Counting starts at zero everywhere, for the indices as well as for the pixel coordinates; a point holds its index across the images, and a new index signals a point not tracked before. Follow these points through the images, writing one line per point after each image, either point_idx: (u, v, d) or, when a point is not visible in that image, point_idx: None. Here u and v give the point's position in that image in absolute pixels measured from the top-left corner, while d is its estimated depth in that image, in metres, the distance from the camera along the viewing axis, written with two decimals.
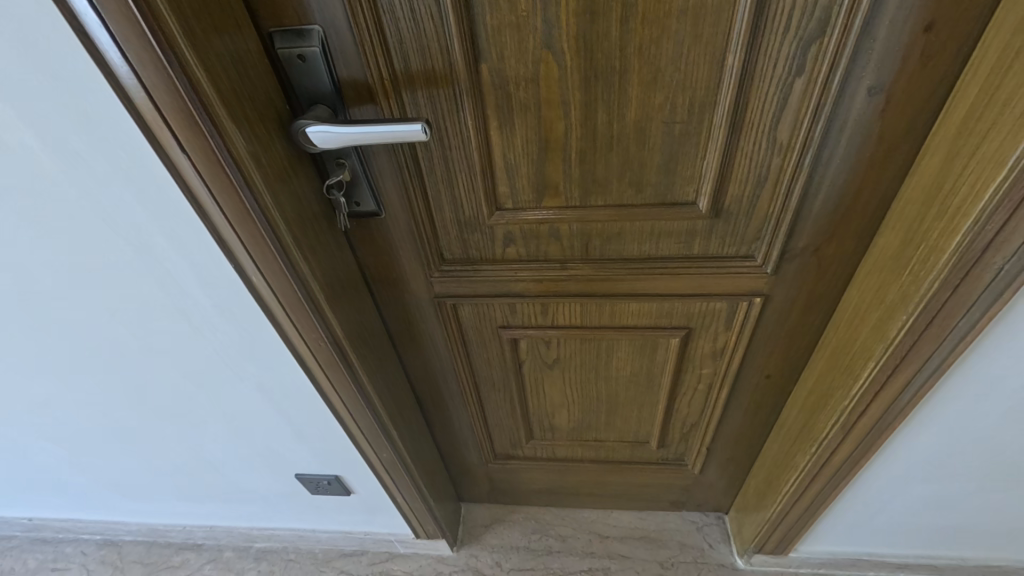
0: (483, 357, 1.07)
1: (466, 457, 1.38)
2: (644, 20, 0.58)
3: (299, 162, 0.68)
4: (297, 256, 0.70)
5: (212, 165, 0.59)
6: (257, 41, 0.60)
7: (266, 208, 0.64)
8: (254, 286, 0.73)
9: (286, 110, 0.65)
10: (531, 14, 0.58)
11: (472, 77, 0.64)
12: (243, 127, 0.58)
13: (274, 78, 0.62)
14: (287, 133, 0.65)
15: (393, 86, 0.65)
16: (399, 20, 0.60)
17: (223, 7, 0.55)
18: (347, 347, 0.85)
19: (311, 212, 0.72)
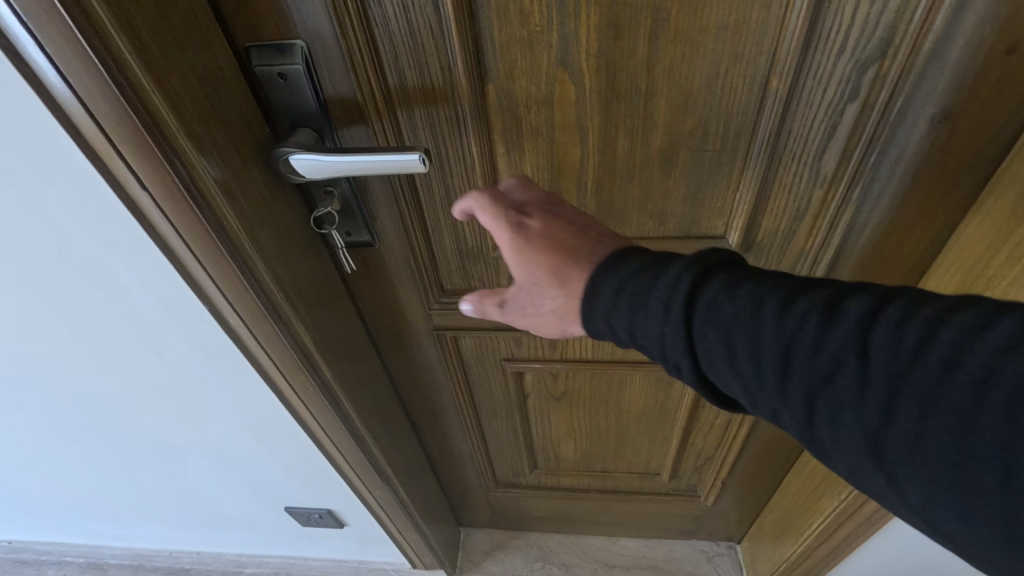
0: (485, 387, 1.00)
1: (466, 484, 1.31)
2: (676, 37, 0.50)
3: (282, 190, 0.59)
4: (276, 293, 0.62)
5: (173, 196, 0.51)
6: (229, 56, 0.52)
7: (237, 242, 0.56)
8: (227, 325, 0.65)
9: (266, 132, 0.57)
10: (546, 28, 0.51)
11: (477, 97, 0.56)
12: (211, 154, 0.50)
13: (251, 97, 0.54)
14: (267, 158, 0.57)
15: (386, 106, 0.57)
16: (394, 33, 0.52)
17: (187, 17, 0.47)
18: (336, 386, 0.77)
19: (297, 245, 0.64)
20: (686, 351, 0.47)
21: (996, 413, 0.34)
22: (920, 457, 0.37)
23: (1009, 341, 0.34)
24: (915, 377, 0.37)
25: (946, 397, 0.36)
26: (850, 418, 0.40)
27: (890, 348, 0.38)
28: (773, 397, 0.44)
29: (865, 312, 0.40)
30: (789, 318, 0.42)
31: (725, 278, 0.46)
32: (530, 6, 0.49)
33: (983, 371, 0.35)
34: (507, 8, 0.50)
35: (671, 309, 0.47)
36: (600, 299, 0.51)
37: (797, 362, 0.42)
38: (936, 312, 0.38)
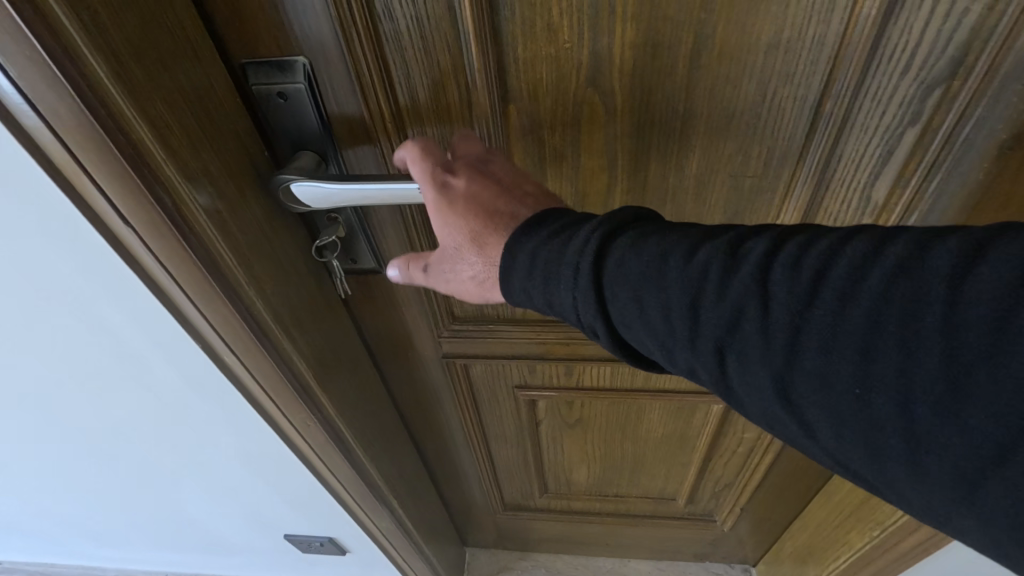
0: (495, 414, 0.95)
1: (473, 506, 1.27)
2: (721, 55, 0.45)
3: (282, 219, 0.54)
4: (278, 331, 0.55)
5: (165, 237, 0.43)
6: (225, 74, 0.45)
7: (234, 281, 0.49)
8: (226, 368, 0.58)
9: (264, 156, 0.51)
10: (576, 45, 0.46)
11: (496, 118, 0.51)
12: (206, 188, 0.44)
13: (247, 117, 0.48)
14: (265, 185, 0.51)
15: (397, 126, 0.52)
16: (406, 49, 0.47)
17: (177, 35, 0.40)
18: (340, 425, 0.71)
19: (299, 277, 0.58)
20: (596, 312, 0.43)
21: (895, 341, 0.32)
22: (828, 400, 0.34)
23: (901, 264, 0.33)
24: (815, 314, 0.34)
25: (848, 333, 0.33)
26: (761, 367, 0.36)
27: (790, 285, 0.35)
28: (686, 354, 0.40)
29: (764, 252, 0.37)
30: (695, 267, 0.39)
31: (630, 230, 0.43)
32: (559, 20, 0.44)
33: (882, 299, 0.32)
34: (534, 22, 0.45)
35: (580, 271, 0.42)
36: (517, 268, 0.46)
37: (708, 311, 0.38)
38: (832, 243, 0.35)
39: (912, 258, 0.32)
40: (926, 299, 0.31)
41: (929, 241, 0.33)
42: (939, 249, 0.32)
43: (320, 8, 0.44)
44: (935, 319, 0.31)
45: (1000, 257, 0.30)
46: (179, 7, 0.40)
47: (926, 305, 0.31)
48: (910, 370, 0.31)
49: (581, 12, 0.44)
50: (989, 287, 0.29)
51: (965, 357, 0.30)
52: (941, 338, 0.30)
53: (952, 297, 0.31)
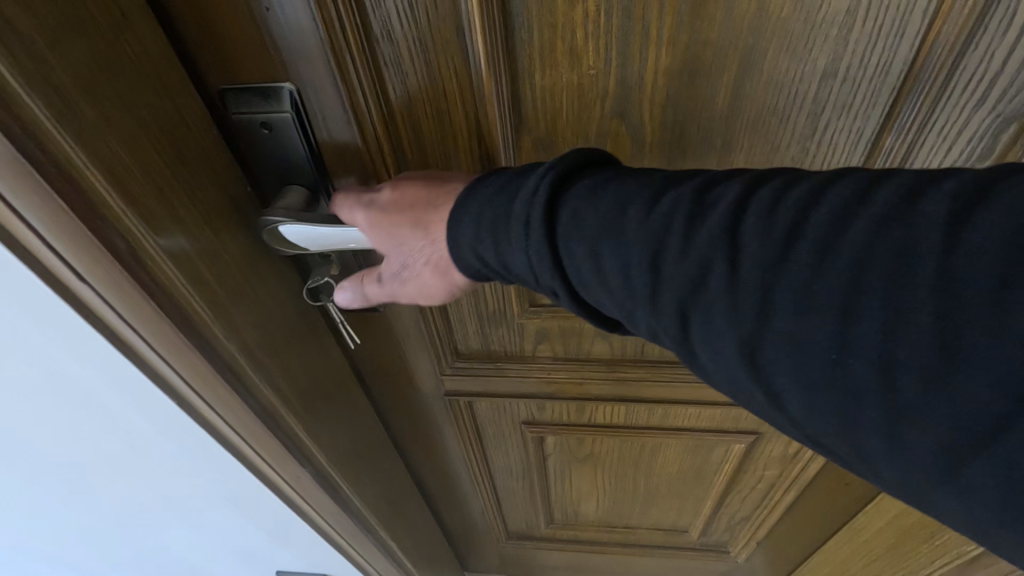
0: (500, 448, 0.89)
1: (475, 536, 1.21)
2: (769, 85, 0.39)
3: (267, 260, 0.48)
4: (266, 385, 0.49)
5: (135, 301, 0.36)
6: (196, 102, 0.39)
7: (212, 338, 0.42)
8: (225, 441, 0.50)
9: (245, 192, 0.45)
10: (603, 72, 0.40)
11: (509, 151, 0.45)
12: (174, 235, 0.37)
13: (224, 148, 0.42)
14: (247, 224, 0.45)
15: (397, 159, 0.46)
16: (408, 74, 0.41)
17: (134, 60, 0.34)
18: (338, 478, 0.64)
19: (286, 322, 0.51)
20: (549, 266, 0.35)
21: (884, 298, 0.25)
22: (803, 372, 0.27)
23: (894, 209, 0.26)
24: (792, 267, 0.28)
25: (826, 289, 0.26)
26: (724, 328, 0.29)
27: (764, 232, 0.29)
28: (644, 316, 0.33)
29: (738, 196, 0.30)
30: (657, 215, 0.32)
31: (590, 176, 0.36)
32: (584, 44, 0.38)
33: (869, 246, 0.26)
34: (555, 46, 0.39)
35: (532, 219, 0.35)
36: (461, 224, 0.39)
37: (668, 266, 0.31)
38: (816, 185, 0.29)
39: (908, 203, 0.26)
40: (920, 249, 0.25)
41: (929, 183, 0.26)
42: (940, 193, 0.25)
43: (309, 30, 0.38)
44: (929, 272, 0.24)
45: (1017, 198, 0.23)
46: (137, 24, 0.34)
47: (918, 254, 0.25)
48: (898, 333, 0.25)
49: (609, 36, 0.38)
50: (998, 233, 0.23)
51: (964, 318, 0.23)
52: (935, 296, 0.24)
53: (949, 246, 0.24)
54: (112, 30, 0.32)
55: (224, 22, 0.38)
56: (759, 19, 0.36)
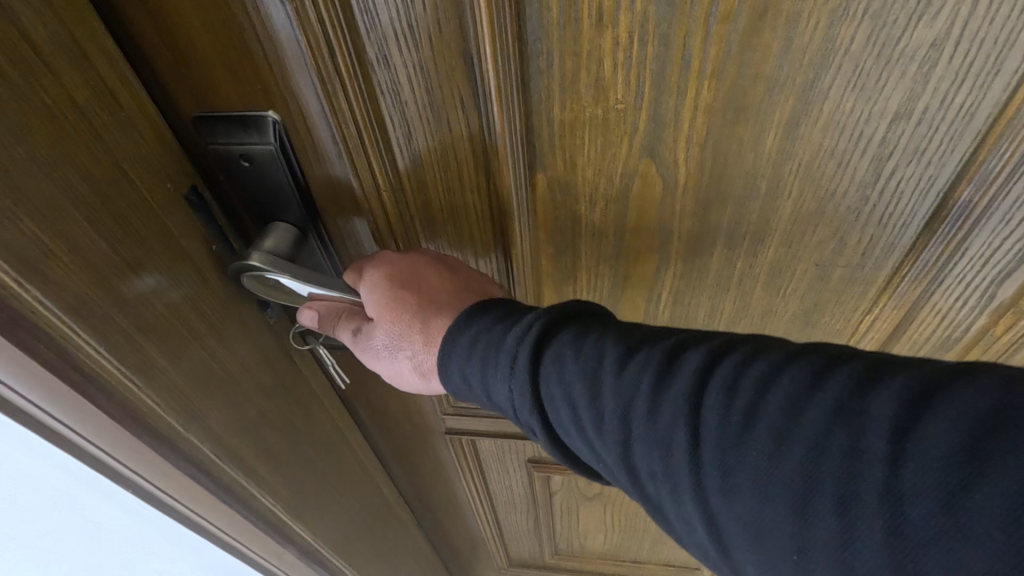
0: (504, 483, 0.84)
1: (476, 563, 1.16)
2: (827, 127, 0.34)
3: (242, 328, 0.40)
4: (241, 472, 0.42)
5: (64, 396, 0.29)
6: (149, 154, 0.32)
7: (167, 432, 0.35)
8: (194, 524, 0.42)
9: (206, 250, 0.36)
10: (632, 108, 0.34)
11: (521, 192, 0.40)
12: (111, 322, 0.30)
13: (179, 205, 0.34)
14: (212, 289, 0.37)
15: (395, 198, 0.41)
16: (408, 105, 0.36)
17: (54, 112, 0.26)
18: (325, 550, 0.57)
19: (271, 386, 0.44)
20: (532, 412, 0.35)
21: (835, 502, 0.24)
22: (765, 563, 0.26)
23: (844, 402, 0.25)
24: (747, 454, 0.26)
25: (780, 483, 0.25)
26: (690, 508, 0.28)
27: (722, 412, 0.27)
28: (616, 475, 0.32)
29: (700, 365, 0.29)
30: (626, 378, 0.31)
31: (574, 324, 0.35)
32: (612, 76, 0.33)
33: (820, 446, 0.24)
34: (578, 77, 0.33)
35: (517, 362, 0.35)
36: (455, 350, 0.38)
37: (636, 434, 0.30)
38: (771, 363, 0.28)
39: (856, 394, 0.25)
40: (868, 455, 0.23)
41: (881, 372, 0.25)
42: (886, 390, 0.24)
43: (293, 57, 0.33)
44: (879, 486, 0.23)
45: (965, 411, 0.22)
46: (56, 65, 0.26)
47: (867, 461, 0.23)
48: (853, 547, 0.23)
49: (643, 66, 0.32)
50: (941, 448, 0.22)
51: (917, 536, 0.22)
52: (886, 514, 0.22)
53: (896, 455, 0.23)
54: (25, 83, 0.25)
55: (191, 45, 0.32)
56: (822, 52, 0.30)
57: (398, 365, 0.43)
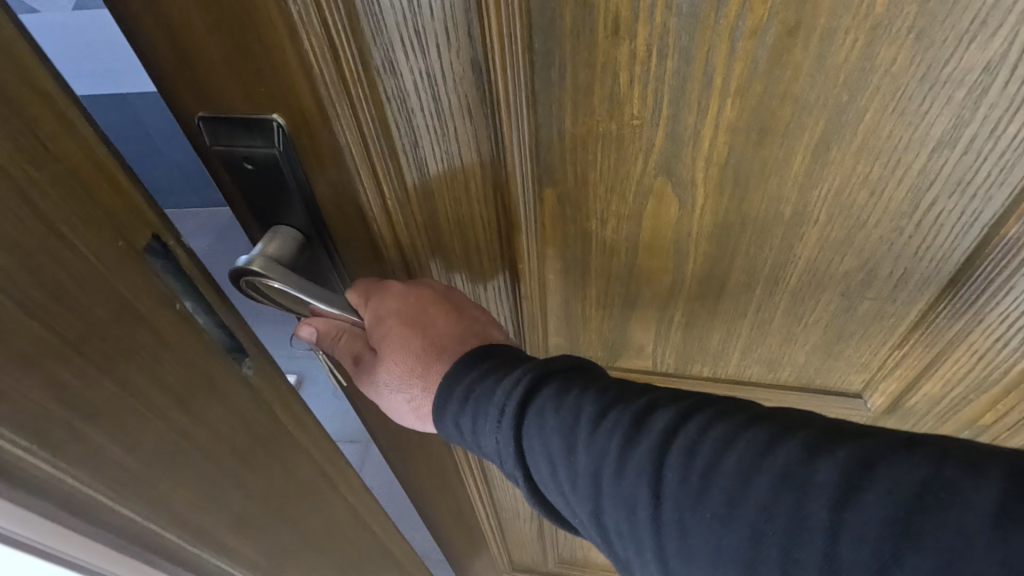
0: (508, 490, 0.82)
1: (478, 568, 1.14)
2: (862, 153, 0.31)
3: (219, 398, 0.32)
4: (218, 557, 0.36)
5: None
6: (103, 203, 0.24)
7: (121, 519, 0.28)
8: None
9: (172, 314, 0.28)
10: (648, 125, 0.32)
11: (528, 205, 0.38)
12: (38, 413, 0.23)
13: (134, 262, 0.26)
14: (181, 359, 0.29)
15: (399, 207, 0.39)
16: (416, 113, 0.34)
17: None
18: None
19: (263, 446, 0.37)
20: (514, 463, 0.36)
21: (778, 568, 0.25)
22: None
23: (792, 471, 0.26)
24: (703, 518, 0.27)
25: (730, 546, 0.26)
26: (653, 566, 0.30)
27: (682, 473, 0.29)
28: (588, 528, 0.33)
29: (666, 427, 0.30)
30: (598, 437, 0.32)
31: (558, 379, 0.35)
32: (627, 91, 0.31)
33: (768, 512, 0.26)
34: (591, 91, 0.31)
35: (504, 416, 0.35)
36: (450, 399, 0.38)
37: (606, 493, 0.31)
38: (729, 429, 0.29)
39: (804, 462, 0.26)
40: (811, 525, 0.25)
41: (827, 441, 0.27)
42: (830, 461, 0.26)
43: (292, 55, 0.31)
44: (817, 554, 0.24)
45: (900, 484, 0.24)
46: None
47: (809, 530, 0.25)
48: None
49: (661, 82, 0.30)
50: (875, 521, 0.23)
51: None
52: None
53: (835, 526, 0.24)
54: None
55: (190, 46, 0.31)
56: (859, 74, 0.28)
57: (393, 404, 0.43)
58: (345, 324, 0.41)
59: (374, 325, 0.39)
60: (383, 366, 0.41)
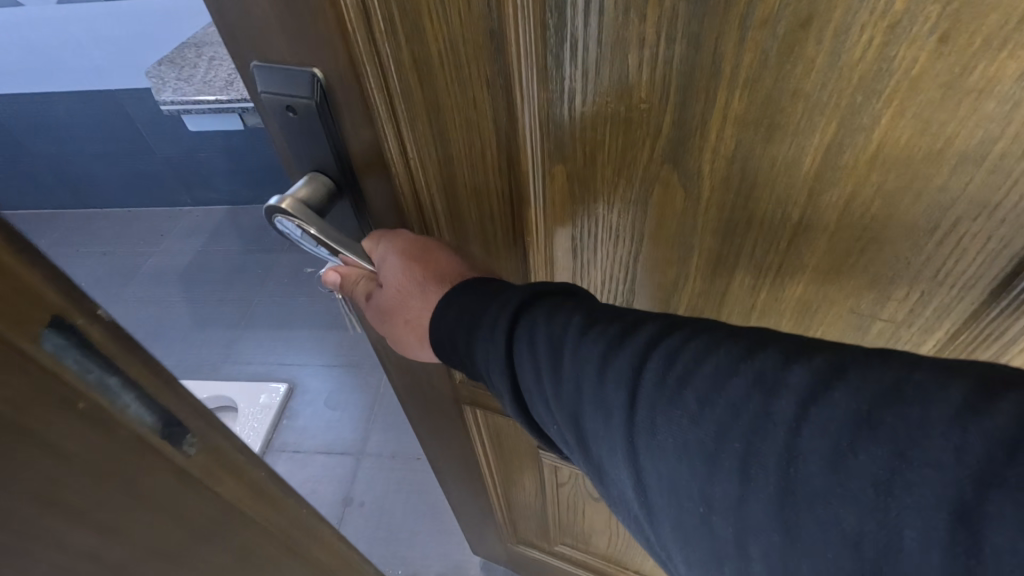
0: (514, 468, 0.83)
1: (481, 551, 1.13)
2: (875, 164, 0.30)
3: (146, 488, 0.28)
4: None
5: None
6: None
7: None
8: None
9: (75, 416, 0.23)
10: (656, 108, 0.32)
11: (538, 179, 0.39)
12: None
13: (25, 363, 0.21)
14: (90, 460, 0.24)
15: (421, 168, 0.41)
16: (438, 77, 0.35)
17: None
18: None
19: (210, 514, 0.33)
20: (503, 371, 0.38)
21: (738, 461, 0.26)
22: (675, 514, 0.29)
23: (764, 373, 0.27)
24: (673, 418, 0.28)
25: (693, 437, 0.28)
26: (623, 463, 0.31)
27: (658, 377, 0.30)
28: (567, 432, 0.35)
29: (648, 339, 0.31)
30: (583, 346, 0.33)
31: (549, 302, 0.37)
32: (636, 72, 0.31)
33: (735, 410, 0.27)
34: (602, 70, 0.32)
35: (497, 325, 0.37)
36: (448, 309, 0.40)
37: (587, 393, 0.33)
38: (710, 340, 0.30)
39: (778, 366, 0.27)
40: (775, 417, 0.25)
41: (803, 349, 0.27)
42: (805, 365, 0.26)
43: (332, 12, 0.33)
44: (779, 443, 0.25)
45: (868, 383, 0.24)
46: None
47: (773, 423, 0.25)
48: (746, 501, 0.26)
49: (668, 67, 0.30)
50: (843, 412, 0.24)
51: (803, 488, 0.24)
52: (780, 469, 0.25)
53: (799, 419, 0.25)
54: None
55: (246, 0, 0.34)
56: (876, 74, 0.26)
57: (395, 330, 0.45)
58: (363, 271, 0.45)
59: (380, 260, 0.43)
60: (388, 295, 0.43)
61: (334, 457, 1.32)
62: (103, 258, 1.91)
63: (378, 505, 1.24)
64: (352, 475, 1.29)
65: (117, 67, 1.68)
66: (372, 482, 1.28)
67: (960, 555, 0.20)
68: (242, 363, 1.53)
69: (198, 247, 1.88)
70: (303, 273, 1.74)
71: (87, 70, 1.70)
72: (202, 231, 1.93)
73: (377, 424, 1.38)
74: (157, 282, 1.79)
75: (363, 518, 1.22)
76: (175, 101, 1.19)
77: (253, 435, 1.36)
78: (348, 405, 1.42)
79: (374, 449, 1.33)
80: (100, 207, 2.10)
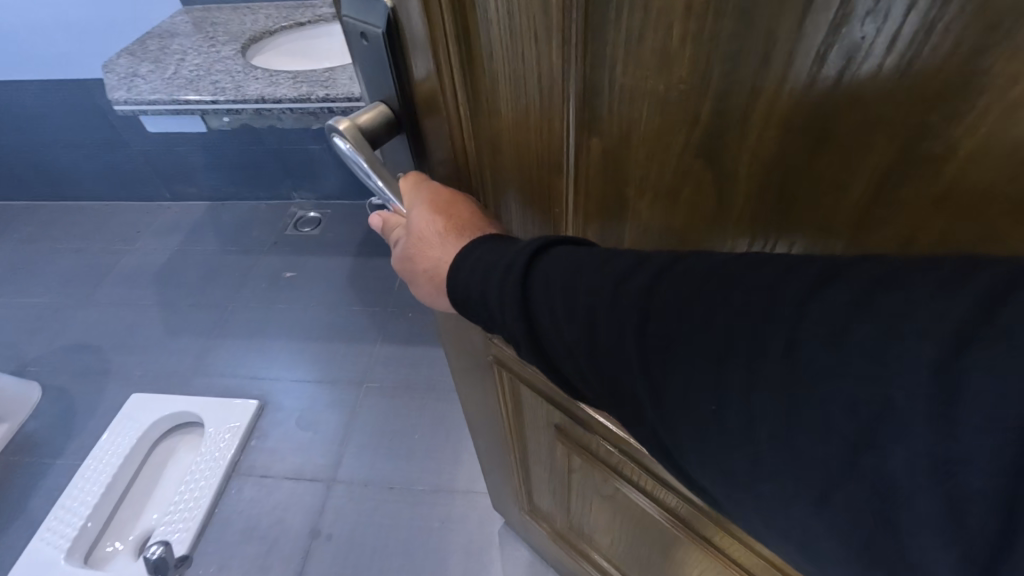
0: (534, 441, 0.81)
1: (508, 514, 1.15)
2: (942, 207, 0.26)
3: None
4: None
5: None
6: None
7: None
8: None
9: None
10: (696, 89, 0.30)
11: (571, 150, 0.37)
12: None
13: None
14: None
15: (475, 114, 0.40)
16: (491, 24, 0.34)
17: None
18: None
19: None
20: (517, 314, 0.36)
21: (744, 356, 0.27)
22: (692, 417, 0.29)
23: (768, 276, 0.27)
24: (682, 326, 0.29)
25: (698, 337, 0.29)
26: (634, 375, 0.31)
27: (670, 293, 0.30)
28: (582, 360, 0.34)
29: (667, 260, 0.32)
30: (600, 269, 0.34)
31: (566, 246, 0.37)
32: (679, 47, 0.29)
33: (744, 309, 0.27)
34: (644, 38, 0.30)
35: (511, 272, 0.37)
36: (461, 267, 0.39)
37: (602, 317, 0.33)
38: (717, 259, 0.30)
39: (782, 269, 0.27)
40: (775, 316, 0.26)
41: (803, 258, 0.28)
42: (803, 270, 0.27)
43: None
44: (780, 334, 0.26)
45: (862, 276, 0.25)
46: None
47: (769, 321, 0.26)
48: (753, 390, 0.26)
49: (715, 46, 0.28)
50: (834, 306, 0.25)
51: (806, 373, 0.25)
52: (784, 360, 0.25)
53: (798, 312, 0.26)
54: None
55: None
56: (963, 92, 0.22)
57: (411, 277, 0.45)
58: (394, 214, 0.45)
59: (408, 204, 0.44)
60: (408, 244, 0.44)
61: (303, 483, 1.33)
62: (111, 251, 1.92)
63: (347, 540, 1.24)
64: (321, 505, 1.30)
65: (89, 55, 1.60)
66: (341, 514, 1.28)
67: (940, 401, 0.21)
68: (215, 375, 1.54)
69: (173, 247, 1.92)
70: (283, 277, 1.79)
71: (52, 62, 1.64)
72: (181, 226, 1.99)
73: (351, 448, 1.39)
74: (132, 282, 1.81)
75: (330, 551, 1.22)
76: (131, 101, 1.12)
77: (220, 454, 1.35)
78: (323, 425, 1.43)
79: (345, 476, 1.34)
80: (83, 199, 2.11)
